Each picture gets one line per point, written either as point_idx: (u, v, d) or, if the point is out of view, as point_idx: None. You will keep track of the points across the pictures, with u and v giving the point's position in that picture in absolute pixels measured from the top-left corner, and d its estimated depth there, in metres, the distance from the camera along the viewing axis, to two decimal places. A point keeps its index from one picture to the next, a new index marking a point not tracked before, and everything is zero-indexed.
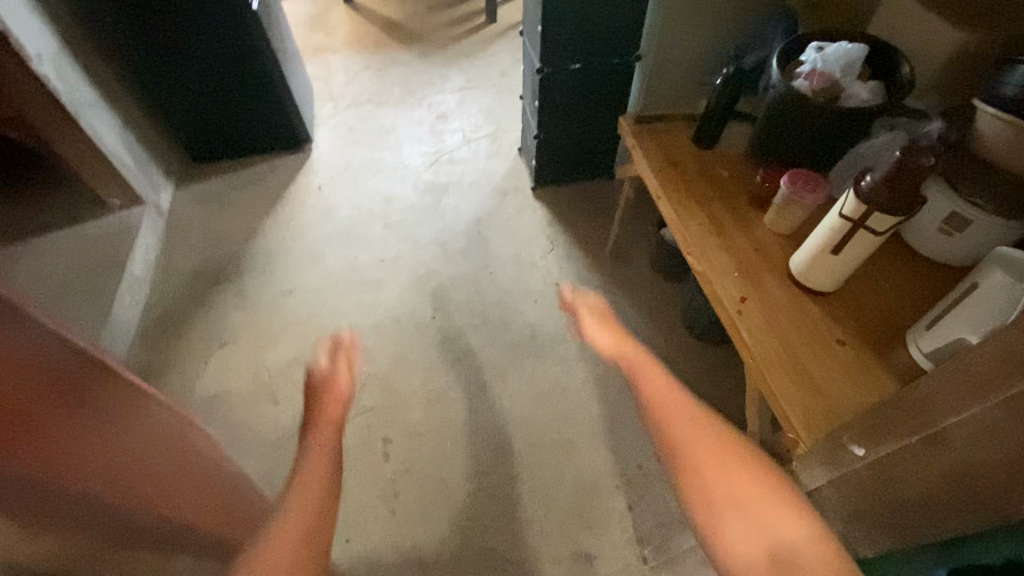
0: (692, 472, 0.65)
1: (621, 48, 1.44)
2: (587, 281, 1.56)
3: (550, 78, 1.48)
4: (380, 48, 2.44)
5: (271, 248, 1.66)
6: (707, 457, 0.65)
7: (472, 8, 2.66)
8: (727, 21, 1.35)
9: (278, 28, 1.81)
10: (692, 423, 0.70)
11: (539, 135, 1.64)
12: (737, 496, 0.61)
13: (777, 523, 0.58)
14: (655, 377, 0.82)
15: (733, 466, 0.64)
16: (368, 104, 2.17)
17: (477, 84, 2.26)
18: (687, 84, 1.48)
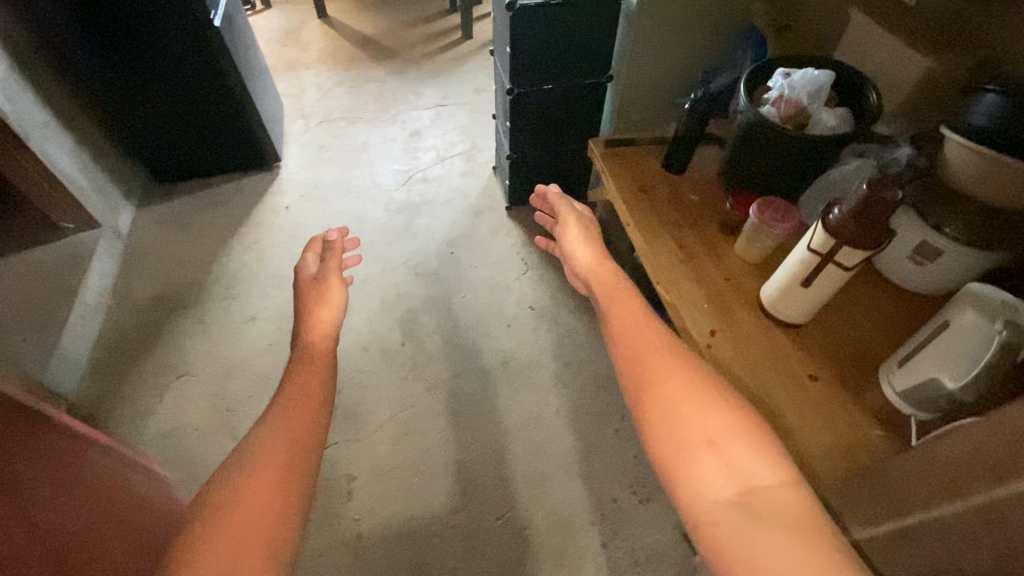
0: (667, 410, 0.61)
1: (592, 69, 1.42)
2: (561, 304, 1.53)
3: (521, 99, 1.46)
4: (354, 64, 2.41)
5: (235, 272, 1.60)
6: (687, 401, 0.62)
7: (448, 24, 2.64)
8: (697, 43, 1.36)
9: (244, 45, 1.76)
10: (675, 366, 0.66)
11: (512, 155, 1.61)
12: (715, 436, 0.58)
13: (750, 465, 0.56)
14: (635, 316, 0.77)
15: (711, 409, 0.61)
16: (339, 121, 2.13)
17: (452, 101, 2.23)
18: (659, 105, 1.47)
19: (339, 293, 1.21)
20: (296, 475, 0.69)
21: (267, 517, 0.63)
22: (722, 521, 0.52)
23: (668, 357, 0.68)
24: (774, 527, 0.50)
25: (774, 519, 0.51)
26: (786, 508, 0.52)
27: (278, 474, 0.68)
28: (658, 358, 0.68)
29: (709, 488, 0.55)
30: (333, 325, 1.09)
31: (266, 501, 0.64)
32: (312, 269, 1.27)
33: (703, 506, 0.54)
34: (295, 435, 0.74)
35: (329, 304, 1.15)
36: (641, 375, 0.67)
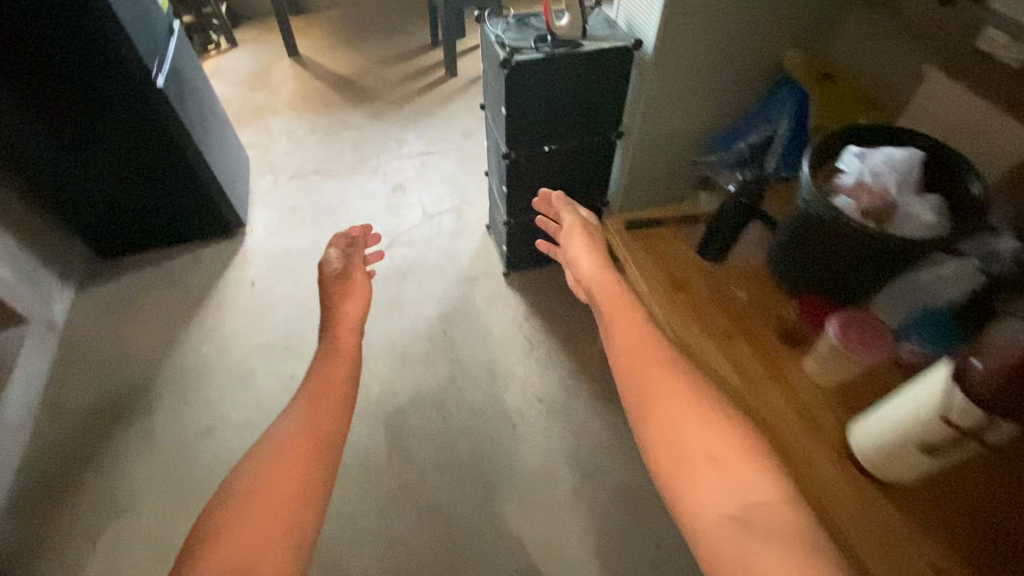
0: (668, 424, 0.61)
1: (602, 126, 1.23)
2: (574, 394, 1.31)
3: (520, 162, 1.26)
4: (330, 109, 2.20)
5: (190, 368, 1.37)
6: (688, 417, 0.61)
7: (429, 61, 2.46)
8: (718, 96, 1.20)
9: (201, 101, 1.55)
10: (675, 380, 0.65)
11: (510, 221, 1.40)
12: (716, 451, 0.58)
13: (747, 479, 0.56)
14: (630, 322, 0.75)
15: (709, 422, 0.60)
16: (313, 175, 1.92)
17: (437, 148, 2.03)
18: (676, 165, 1.31)
19: (364, 288, 1.17)
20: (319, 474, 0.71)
21: (285, 521, 0.64)
22: (722, 536, 0.52)
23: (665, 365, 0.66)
24: (771, 541, 0.50)
25: (772, 532, 0.51)
26: (785, 525, 0.52)
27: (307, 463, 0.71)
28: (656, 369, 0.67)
29: (708, 504, 0.55)
30: (359, 319, 1.07)
31: (287, 502, 0.66)
32: (336, 263, 1.20)
33: (703, 520, 0.54)
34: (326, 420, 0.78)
35: (355, 295, 1.13)
36: (639, 387, 0.66)
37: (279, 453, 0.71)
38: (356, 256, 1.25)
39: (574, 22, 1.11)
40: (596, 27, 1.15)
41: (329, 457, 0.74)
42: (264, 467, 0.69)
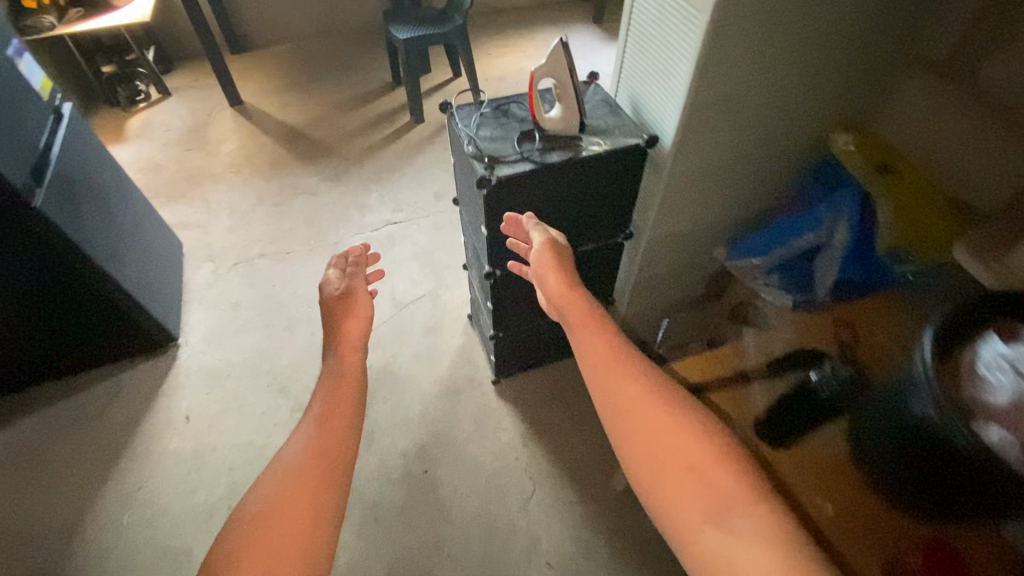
0: (647, 440, 0.60)
1: (606, 230, 0.99)
2: (590, 551, 1.07)
3: (507, 278, 1.01)
4: (279, 171, 1.92)
5: (108, 550, 1.09)
6: (666, 425, 0.61)
7: (392, 105, 2.20)
8: (746, 186, 0.99)
9: (108, 199, 1.25)
10: (648, 394, 0.65)
11: (498, 334, 1.15)
12: (695, 462, 0.57)
13: (726, 483, 0.55)
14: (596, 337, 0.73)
15: (685, 430, 0.61)
16: (261, 258, 1.63)
17: (406, 214, 1.77)
18: (692, 255, 1.11)
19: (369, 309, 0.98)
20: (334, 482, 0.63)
21: (306, 529, 0.57)
22: (712, 546, 0.51)
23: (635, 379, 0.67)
24: (751, 546, 0.50)
25: (756, 537, 0.50)
26: (764, 527, 0.51)
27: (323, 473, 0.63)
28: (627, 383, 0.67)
29: (695, 520, 0.54)
30: (362, 338, 0.91)
31: (304, 516, 0.58)
32: (335, 284, 1.02)
33: (695, 536, 0.53)
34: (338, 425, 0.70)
35: (357, 314, 0.95)
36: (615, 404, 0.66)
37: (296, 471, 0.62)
38: (359, 276, 1.04)
39: (569, 115, 0.86)
40: (594, 115, 0.91)
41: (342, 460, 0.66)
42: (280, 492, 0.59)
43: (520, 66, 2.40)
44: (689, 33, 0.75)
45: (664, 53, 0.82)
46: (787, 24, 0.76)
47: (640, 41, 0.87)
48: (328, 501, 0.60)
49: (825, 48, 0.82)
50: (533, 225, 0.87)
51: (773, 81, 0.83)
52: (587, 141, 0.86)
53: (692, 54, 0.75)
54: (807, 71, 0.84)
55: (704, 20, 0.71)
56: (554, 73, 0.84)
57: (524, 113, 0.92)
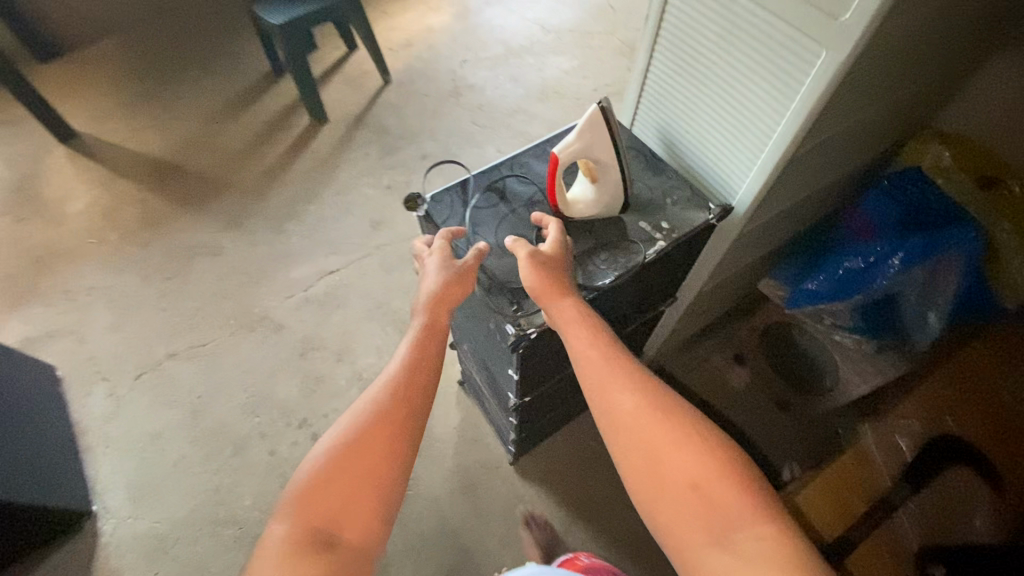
0: (642, 453, 0.51)
1: (648, 301, 0.78)
2: None
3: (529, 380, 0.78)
4: (158, 227, 1.48)
5: None
6: (660, 435, 0.51)
7: (281, 103, 1.74)
8: (803, 217, 0.82)
9: None
10: (641, 396, 0.54)
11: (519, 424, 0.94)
12: (695, 476, 0.49)
13: (733, 504, 0.47)
14: (580, 329, 0.58)
15: (684, 438, 0.51)
16: (172, 360, 1.27)
17: (343, 255, 1.42)
18: (730, 290, 0.96)
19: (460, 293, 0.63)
20: (406, 446, 0.54)
21: (372, 492, 0.50)
22: (717, 573, 0.45)
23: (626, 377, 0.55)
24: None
25: (768, 567, 0.43)
26: (777, 549, 0.44)
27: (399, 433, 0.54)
28: (618, 382, 0.56)
29: (699, 542, 0.47)
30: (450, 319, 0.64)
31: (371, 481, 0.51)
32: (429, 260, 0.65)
33: (699, 563, 0.46)
34: (417, 372, 0.59)
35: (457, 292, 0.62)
36: (605, 408, 0.55)
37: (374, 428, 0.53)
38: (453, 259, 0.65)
39: (612, 195, 0.62)
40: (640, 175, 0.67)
41: (414, 417, 0.56)
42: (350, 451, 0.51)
43: (427, 25, 1.98)
44: (795, 71, 0.50)
45: (734, 86, 0.57)
46: (917, 37, 0.53)
47: (687, 57, 0.61)
48: (391, 468, 0.52)
49: (935, 48, 0.60)
50: (511, 242, 0.62)
51: (875, 105, 0.61)
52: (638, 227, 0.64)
53: (800, 103, 0.51)
54: (908, 81, 0.63)
55: (831, 60, 0.47)
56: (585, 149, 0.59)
57: (528, 189, 0.71)
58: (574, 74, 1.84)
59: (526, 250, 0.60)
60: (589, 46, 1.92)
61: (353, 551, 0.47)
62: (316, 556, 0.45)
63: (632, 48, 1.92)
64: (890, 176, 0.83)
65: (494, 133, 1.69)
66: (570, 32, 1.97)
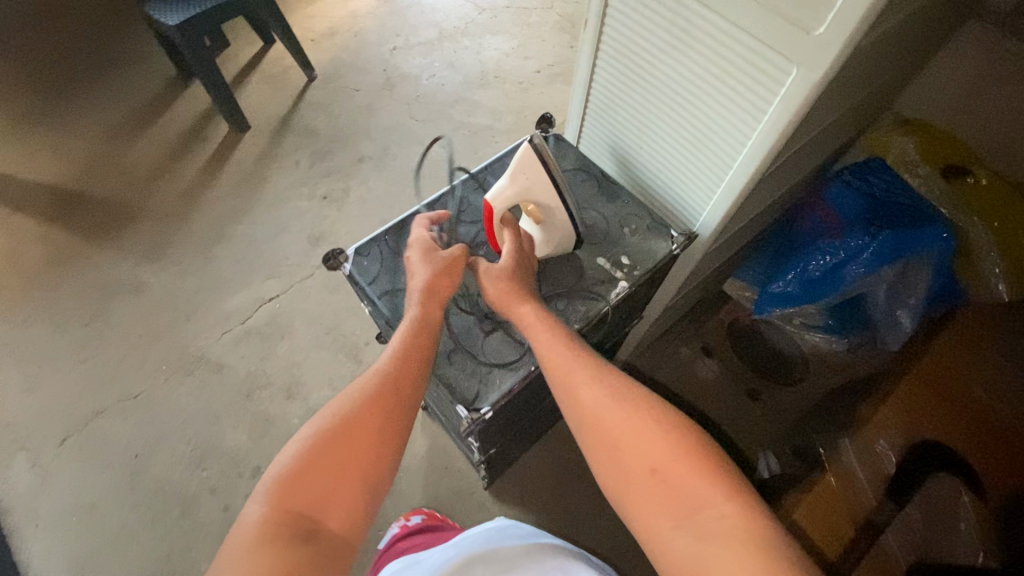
0: (605, 440, 0.53)
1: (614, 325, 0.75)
2: None
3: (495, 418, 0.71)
4: (66, 265, 1.32)
5: None
6: (620, 420, 0.53)
7: (195, 110, 1.57)
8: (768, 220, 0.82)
9: None
10: (602, 386, 0.56)
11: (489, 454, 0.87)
12: (656, 460, 0.50)
13: (691, 484, 0.48)
14: (545, 331, 0.59)
15: (643, 422, 0.52)
16: (101, 418, 1.15)
17: (282, 277, 1.31)
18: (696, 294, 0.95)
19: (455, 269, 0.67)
20: (393, 438, 0.57)
21: (357, 479, 0.53)
22: (676, 554, 0.46)
23: (588, 371, 0.56)
24: (730, 559, 0.43)
25: (726, 542, 0.44)
26: (737, 526, 0.44)
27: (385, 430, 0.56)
28: (581, 375, 0.57)
29: (662, 524, 0.47)
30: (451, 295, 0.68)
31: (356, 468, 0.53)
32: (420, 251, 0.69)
33: (663, 546, 0.47)
34: (406, 363, 0.61)
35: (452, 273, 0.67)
36: (570, 400, 0.56)
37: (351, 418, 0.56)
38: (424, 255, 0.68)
39: (562, 236, 0.64)
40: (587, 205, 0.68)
41: (402, 408, 0.59)
42: (327, 440, 0.54)
43: (351, 11, 1.82)
44: (755, 78, 0.46)
45: (692, 100, 0.54)
46: (867, 54, 0.52)
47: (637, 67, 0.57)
48: (377, 458, 0.55)
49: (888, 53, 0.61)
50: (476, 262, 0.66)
51: (828, 115, 0.61)
52: (596, 264, 0.66)
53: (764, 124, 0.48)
54: (868, 80, 0.62)
55: (803, 75, 0.43)
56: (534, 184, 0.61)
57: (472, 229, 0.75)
58: (515, 55, 1.73)
59: (484, 266, 0.63)
60: (528, 24, 1.81)
61: (336, 536, 0.51)
62: (297, 543, 0.47)
63: (573, 23, 1.82)
64: (850, 170, 0.84)
65: (435, 127, 1.58)
66: (506, 9, 1.85)
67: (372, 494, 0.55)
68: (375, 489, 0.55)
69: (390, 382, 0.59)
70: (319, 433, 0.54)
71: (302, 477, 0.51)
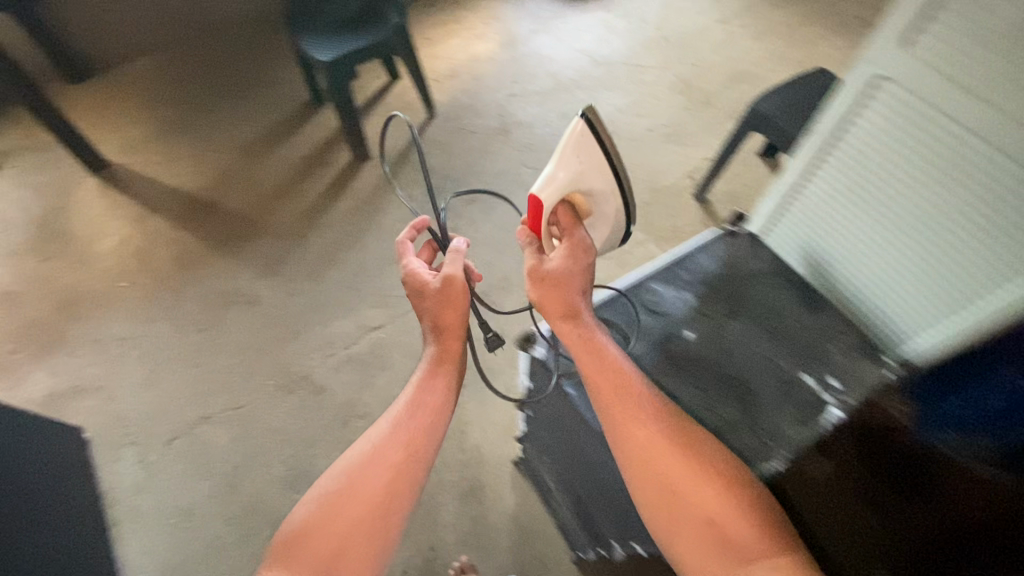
0: (659, 483, 0.58)
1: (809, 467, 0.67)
2: None
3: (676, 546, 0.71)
4: (191, 270, 1.40)
5: None
6: (676, 468, 0.58)
7: (320, 135, 1.65)
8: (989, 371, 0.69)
9: None
10: (657, 430, 0.59)
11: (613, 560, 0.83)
12: (711, 512, 0.55)
13: (743, 536, 0.53)
14: (601, 364, 0.64)
15: (698, 471, 0.57)
16: (203, 423, 1.19)
17: (387, 307, 1.34)
18: None
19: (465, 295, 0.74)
20: (405, 489, 0.65)
21: (372, 529, 0.62)
22: None
23: (644, 413, 0.60)
24: None
25: None
26: None
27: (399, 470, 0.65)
28: (637, 415, 0.60)
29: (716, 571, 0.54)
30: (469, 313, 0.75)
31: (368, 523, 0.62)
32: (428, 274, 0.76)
33: None
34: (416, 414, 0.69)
35: (455, 306, 0.73)
36: (622, 439, 0.60)
37: (370, 460, 0.65)
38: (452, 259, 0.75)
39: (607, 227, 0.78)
40: (746, 340, 0.71)
41: (412, 458, 0.67)
42: (347, 483, 0.64)
43: (472, 55, 1.90)
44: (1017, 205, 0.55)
45: (937, 207, 0.62)
46: None
47: (880, 167, 0.67)
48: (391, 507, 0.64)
49: None
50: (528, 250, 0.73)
51: None
52: (804, 382, 0.66)
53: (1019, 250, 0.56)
54: None
55: None
56: (586, 173, 0.70)
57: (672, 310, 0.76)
58: (628, 112, 1.74)
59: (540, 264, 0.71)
60: (643, 82, 1.82)
61: None
62: None
63: (688, 85, 1.82)
64: None
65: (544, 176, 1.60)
66: (622, 65, 1.87)
67: (387, 542, 0.63)
68: (385, 533, 0.63)
69: (396, 436, 0.67)
70: (339, 484, 0.64)
71: (316, 532, 0.60)
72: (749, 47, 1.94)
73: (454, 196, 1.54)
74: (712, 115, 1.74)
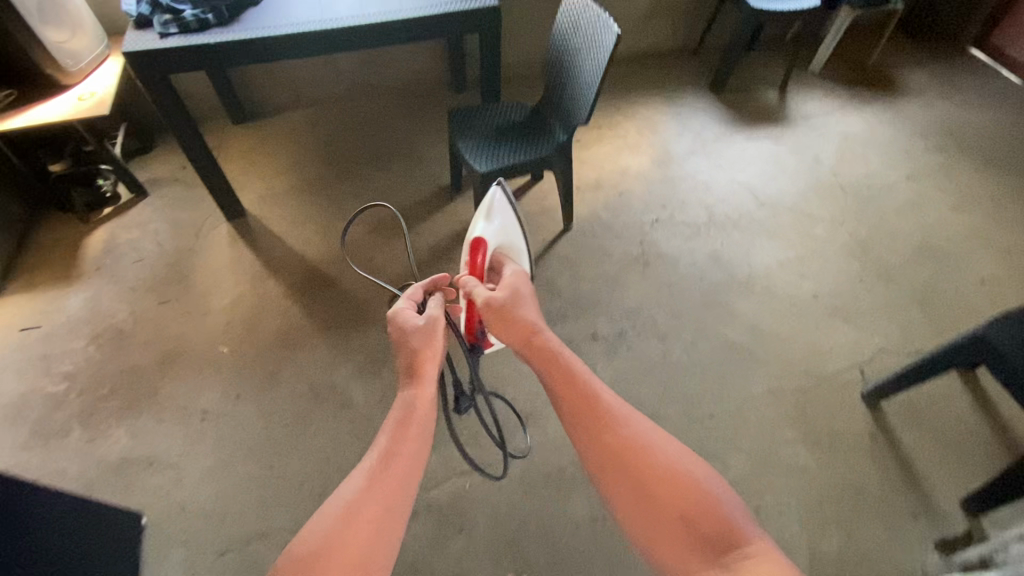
0: (626, 481, 0.65)
1: None
2: None
3: None
4: (291, 351, 1.33)
5: None
6: (636, 466, 0.65)
7: (451, 227, 1.58)
8: None
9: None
10: (621, 435, 0.68)
11: None
12: (676, 505, 0.61)
13: (701, 514, 0.59)
14: (567, 383, 0.75)
15: (652, 467, 0.65)
16: (260, 541, 1.07)
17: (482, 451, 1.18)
18: None
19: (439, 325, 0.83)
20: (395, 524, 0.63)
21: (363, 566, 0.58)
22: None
23: (610, 420, 0.70)
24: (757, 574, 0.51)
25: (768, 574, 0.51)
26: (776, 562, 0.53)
27: (387, 508, 0.63)
28: (601, 422, 0.70)
29: (695, 558, 0.57)
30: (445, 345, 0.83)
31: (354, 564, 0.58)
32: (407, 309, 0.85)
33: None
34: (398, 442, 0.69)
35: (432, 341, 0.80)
36: (597, 444, 0.69)
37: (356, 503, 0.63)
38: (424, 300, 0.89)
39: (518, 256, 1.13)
40: None
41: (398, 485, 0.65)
42: (335, 528, 0.60)
43: (622, 167, 1.79)
44: None
45: None
46: None
47: None
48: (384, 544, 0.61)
49: None
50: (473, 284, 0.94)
51: None
52: None
53: None
54: None
55: None
56: (507, 222, 1.07)
57: None
58: (788, 268, 1.52)
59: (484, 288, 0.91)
60: (812, 236, 1.60)
61: None
62: None
63: (865, 249, 1.57)
64: None
65: (681, 327, 1.39)
66: (788, 211, 1.67)
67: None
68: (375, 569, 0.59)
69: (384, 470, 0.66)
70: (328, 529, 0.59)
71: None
72: (945, 215, 1.66)
73: (578, 330, 1.38)
74: (893, 293, 1.47)
